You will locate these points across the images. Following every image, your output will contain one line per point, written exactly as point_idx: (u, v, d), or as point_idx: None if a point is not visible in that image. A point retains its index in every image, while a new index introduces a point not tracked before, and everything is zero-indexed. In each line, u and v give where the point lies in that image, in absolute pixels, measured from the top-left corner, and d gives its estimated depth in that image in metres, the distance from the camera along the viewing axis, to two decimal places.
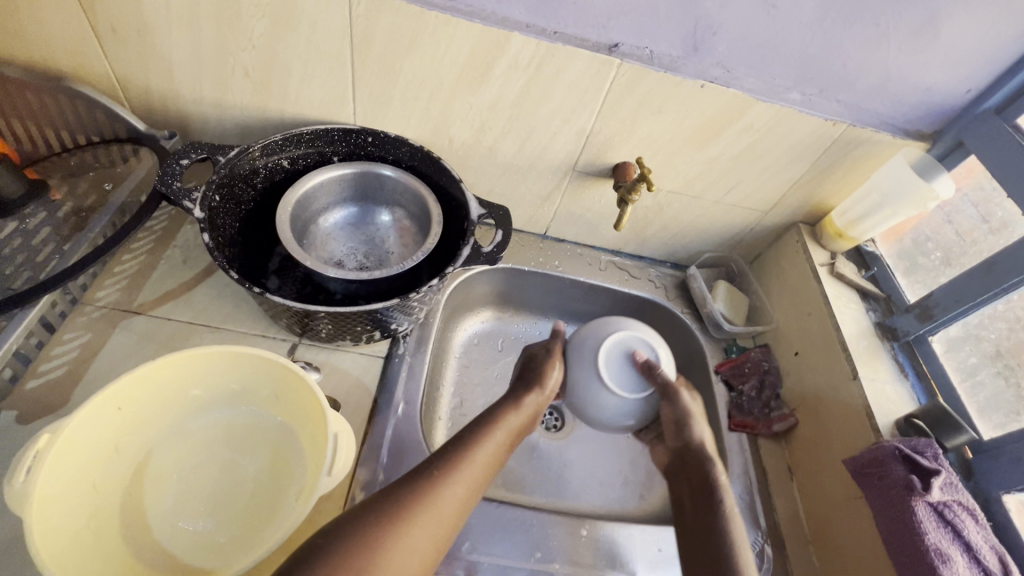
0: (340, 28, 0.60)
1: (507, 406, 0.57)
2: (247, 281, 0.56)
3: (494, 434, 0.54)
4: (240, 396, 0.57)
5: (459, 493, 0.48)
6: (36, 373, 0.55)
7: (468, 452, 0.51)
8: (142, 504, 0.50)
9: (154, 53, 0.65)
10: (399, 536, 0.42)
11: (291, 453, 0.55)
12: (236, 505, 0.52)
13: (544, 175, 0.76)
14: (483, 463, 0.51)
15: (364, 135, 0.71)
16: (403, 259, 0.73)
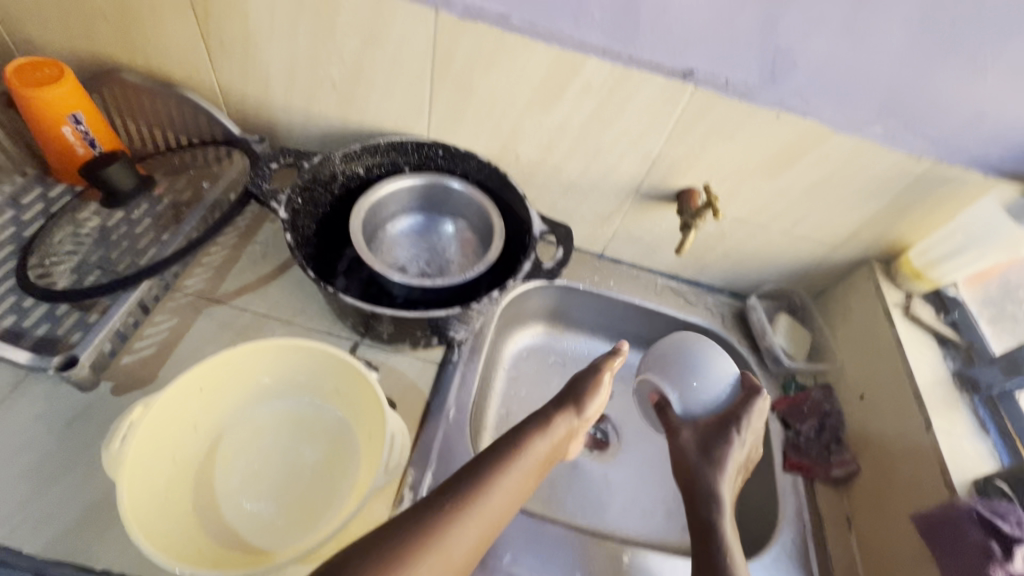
0: (424, 48, 0.64)
1: (535, 427, 0.57)
2: (322, 280, 0.59)
3: (527, 455, 0.53)
4: (305, 388, 0.60)
5: (490, 512, 0.47)
6: (131, 349, 0.61)
7: (495, 483, 0.49)
8: (212, 480, 0.54)
9: (255, 66, 0.71)
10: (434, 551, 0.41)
11: (348, 448, 0.57)
12: (294, 493, 0.55)
13: (607, 196, 0.77)
14: (515, 484, 0.50)
15: (436, 148, 0.74)
16: (462, 269, 0.75)
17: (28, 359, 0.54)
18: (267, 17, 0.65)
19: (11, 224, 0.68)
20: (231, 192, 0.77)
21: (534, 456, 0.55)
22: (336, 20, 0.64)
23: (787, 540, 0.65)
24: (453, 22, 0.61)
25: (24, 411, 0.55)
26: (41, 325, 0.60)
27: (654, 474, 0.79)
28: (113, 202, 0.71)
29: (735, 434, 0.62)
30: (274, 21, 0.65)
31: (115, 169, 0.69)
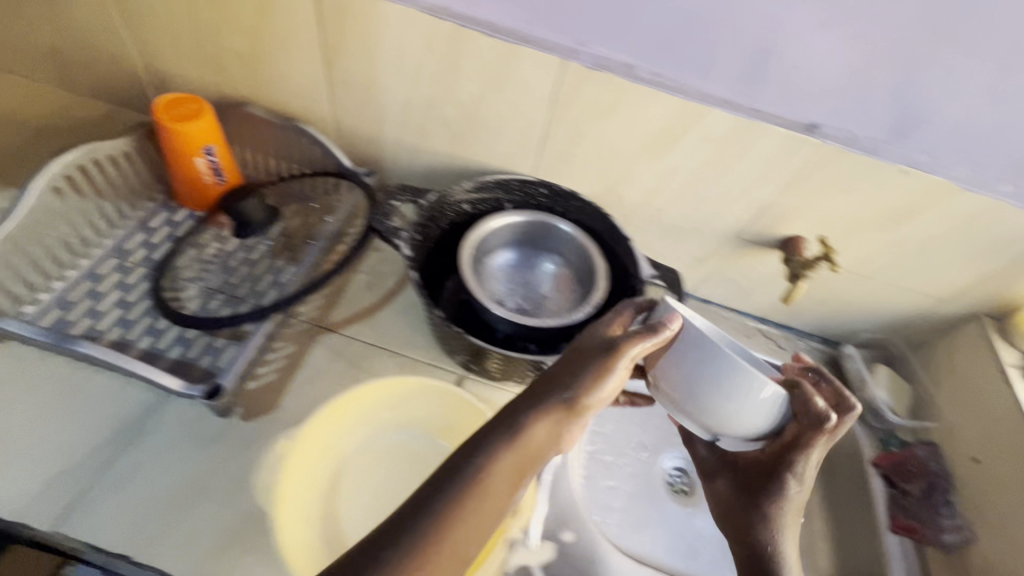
0: (545, 94, 0.66)
1: (502, 448, 0.42)
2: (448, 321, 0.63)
3: (506, 450, 0.43)
4: (422, 424, 0.62)
5: (464, 535, 0.39)
6: (256, 374, 0.63)
7: (491, 478, 0.41)
8: (335, 509, 0.56)
9: (373, 103, 0.74)
10: None
11: None
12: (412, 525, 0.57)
13: (706, 240, 0.77)
14: (503, 484, 0.42)
15: (540, 187, 0.76)
16: (558, 306, 0.77)
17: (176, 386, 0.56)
18: (395, 60, 0.68)
19: (141, 247, 0.72)
20: (346, 225, 0.79)
21: (532, 452, 0.43)
22: (461, 66, 0.66)
23: None
24: (579, 70, 0.62)
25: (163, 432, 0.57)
26: (175, 346, 0.64)
27: None
28: (242, 233, 0.75)
29: (791, 481, 0.52)
30: (400, 64, 0.68)
31: (251, 203, 0.74)
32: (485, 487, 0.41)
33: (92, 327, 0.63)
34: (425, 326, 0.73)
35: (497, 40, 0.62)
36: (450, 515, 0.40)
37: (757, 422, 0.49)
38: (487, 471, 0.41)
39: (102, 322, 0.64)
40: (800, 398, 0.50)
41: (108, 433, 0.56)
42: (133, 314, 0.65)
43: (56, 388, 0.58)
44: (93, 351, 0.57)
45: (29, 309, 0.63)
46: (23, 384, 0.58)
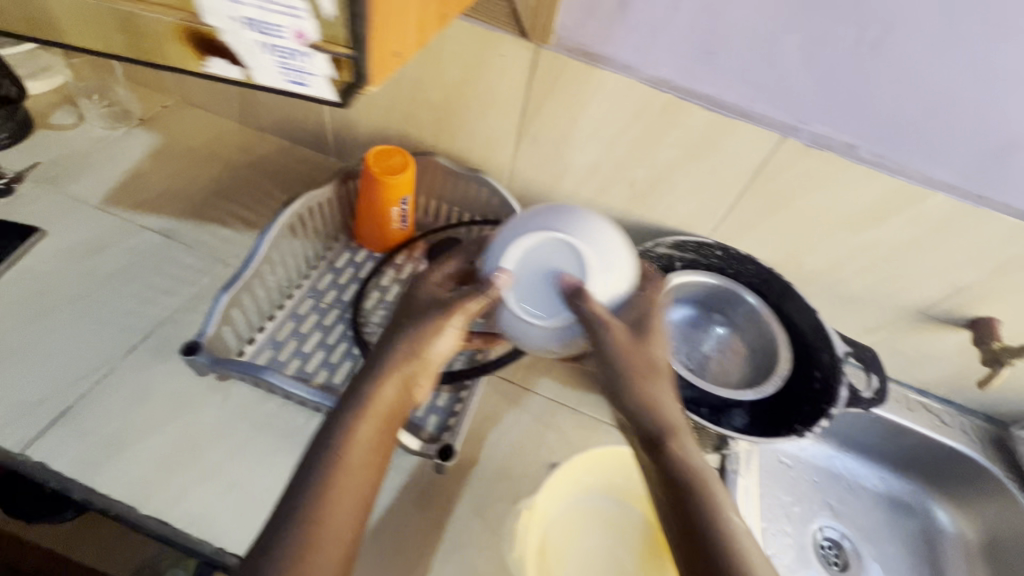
0: (752, 165, 0.66)
1: (338, 420, 0.48)
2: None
3: (361, 423, 0.48)
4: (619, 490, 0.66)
5: (342, 514, 0.44)
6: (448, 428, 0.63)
7: (358, 438, 0.47)
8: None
9: (558, 159, 0.76)
10: None
11: (661, 558, 0.63)
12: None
13: (884, 313, 0.76)
14: (365, 455, 0.47)
15: (715, 249, 0.75)
16: (726, 368, 0.76)
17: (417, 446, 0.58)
18: (596, 123, 0.69)
19: (331, 288, 0.74)
20: None
21: (364, 440, 0.47)
22: (668, 133, 0.66)
23: None
24: (798, 147, 0.62)
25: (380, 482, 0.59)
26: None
27: None
28: None
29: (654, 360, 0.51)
30: (600, 127, 0.69)
31: None
32: (334, 477, 0.45)
33: (301, 369, 0.66)
34: None
35: (715, 114, 0.62)
36: (316, 527, 0.43)
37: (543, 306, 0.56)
38: (331, 484, 0.45)
39: (310, 364, 0.67)
40: (669, 310, 0.56)
41: None
42: (334, 356, 0.68)
43: (280, 430, 0.61)
44: (339, 408, 0.58)
45: (247, 350, 0.66)
46: (253, 427, 0.60)
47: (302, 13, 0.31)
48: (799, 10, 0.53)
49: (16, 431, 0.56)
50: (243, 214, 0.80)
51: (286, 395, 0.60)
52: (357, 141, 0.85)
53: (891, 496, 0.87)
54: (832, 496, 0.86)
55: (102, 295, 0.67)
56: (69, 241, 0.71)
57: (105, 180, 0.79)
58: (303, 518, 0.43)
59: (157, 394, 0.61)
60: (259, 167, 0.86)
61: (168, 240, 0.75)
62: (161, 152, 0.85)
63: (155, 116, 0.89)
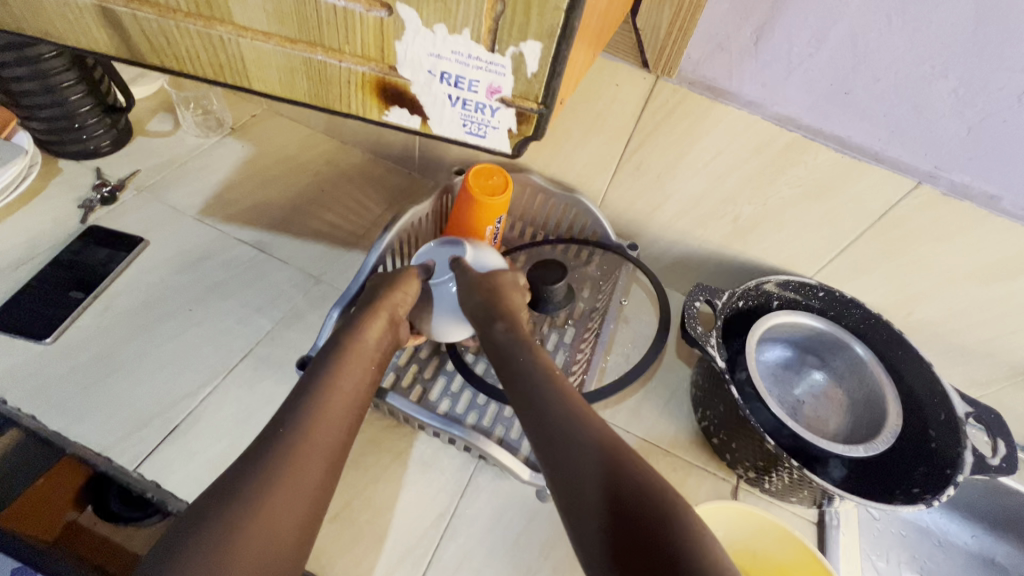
0: (874, 210, 0.63)
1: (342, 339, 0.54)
2: (778, 452, 0.58)
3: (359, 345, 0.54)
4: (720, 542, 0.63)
5: (330, 419, 0.49)
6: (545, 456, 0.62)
7: (354, 354, 0.53)
8: None
9: (657, 189, 0.73)
10: (294, 465, 0.45)
11: None
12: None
13: (999, 367, 0.71)
14: (357, 372, 0.52)
15: (818, 290, 0.71)
16: (821, 415, 0.72)
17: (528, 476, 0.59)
18: (705, 157, 0.67)
19: None
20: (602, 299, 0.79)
21: (368, 351, 0.55)
22: (785, 171, 0.64)
23: None
24: (933, 195, 0.58)
25: (477, 522, 0.58)
26: (471, 412, 0.64)
27: None
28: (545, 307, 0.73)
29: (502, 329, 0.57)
30: (710, 161, 0.67)
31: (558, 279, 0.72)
32: (337, 375, 0.51)
33: (396, 384, 0.66)
34: (690, 423, 0.71)
35: (843, 156, 0.59)
36: (315, 417, 0.48)
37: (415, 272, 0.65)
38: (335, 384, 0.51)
39: (405, 380, 0.66)
40: (501, 290, 0.61)
41: (430, 518, 0.58)
42: (428, 372, 0.67)
43: (376, 460, 0.61)
44: (455, 432, 0.59)
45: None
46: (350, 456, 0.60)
47: (503, 70, 0.31)
48: (955, 56, 0.50)
49: (132, 446, 0.57)
50: (332, 229, 0.80)
51: (397, 410, 0.61)
52: (445, 158, 0.85)
53: (987, 557, 0.82)
54: (921, 552, 0.81)
55: (202, 309, 0.68)
56: (170, 253, 0.72)
57: (200, 190, 0.80)
58: (306, 405, 0.49)
59: (257, 417, 0.61)
60: (346, 181, 0.86)
61: (262, 255, 0.75)
62: (252, 162, 0.86)
63: (246, 125, 0.90)
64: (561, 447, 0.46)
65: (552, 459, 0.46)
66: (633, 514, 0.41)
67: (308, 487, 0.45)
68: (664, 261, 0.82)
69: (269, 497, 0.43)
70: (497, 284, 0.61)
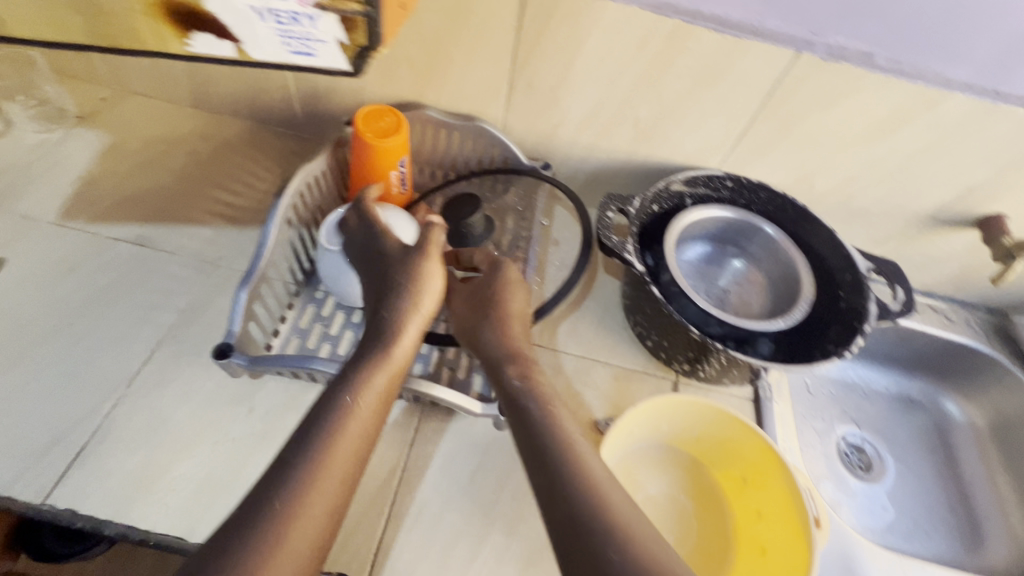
0: (763, 87, 0.63)
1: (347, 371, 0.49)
2: (705, 338, 0.61)
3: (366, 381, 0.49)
4: (660, 435, 0.66)
5: (337, 469, 0.44)
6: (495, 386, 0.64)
7: (363, 388, 0.48)
8: None
9: (555, 106, 0.71)
10: (295, 523, 0.41)
11: (705, 482, 0.67)
12: (688, 539, 0.63)
13: (894, 222, 0.76)
14: (367, 412, 0.48)
15: (726, 180, 0.73)
16: (745, 298, 0.76)
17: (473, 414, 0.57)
18: (594, 60, 0.64)
19: None
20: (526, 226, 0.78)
21: (388, 373, 0.51)
22: (673, 63, 0.62)
23: None
24: (813, 63, 0.59)
25: (430, 471, 0.58)
26: (415, 363, 0.64)
27: (939, 492, 0.83)
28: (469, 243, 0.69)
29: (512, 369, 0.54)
30: (600, 64, 0.65)
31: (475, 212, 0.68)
32: (351, 409, 0.47)
33: (332, 352, 0.64)
34: (626, 332, 0.73)
35: (725, 36, 0.58)
36: (328, 459, 0.44)
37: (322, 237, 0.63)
38: (367, 385, 0.49)
39: (342, 347, 0.64)
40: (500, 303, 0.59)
41: (379, 479, 0.56)
42: (365, 334, 0.65)
43: None
44: (397, 383, 0.57)
45: (274, 342, 0.63)
46: (281, 437, 0.57)
47: None
48: None
49: (34, 478, 0.52)
50: (221, 209, 0.73)
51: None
52: (332, 112, 0.78)
53: (904, 396, 0.90)
54: (848, 404, 0.89)
55: (87, 321, 0.61)
56: (34, 267, 0.64)
57: (57, 192, 0.71)
58: (317, 446, 0.44)
59: (175, 419, 0.57)
60: (227, 155, 0.78)
61: (146, 250, 0.68)
62: (111, 150, 0.76)
63: (95, 111, 0.79)
64: (575, 523, 0.41)
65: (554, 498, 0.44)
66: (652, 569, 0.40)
67: (318, 530, 0.42)
68: (579, 180, 0.81)
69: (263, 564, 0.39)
70: (500, 303, 0.59)
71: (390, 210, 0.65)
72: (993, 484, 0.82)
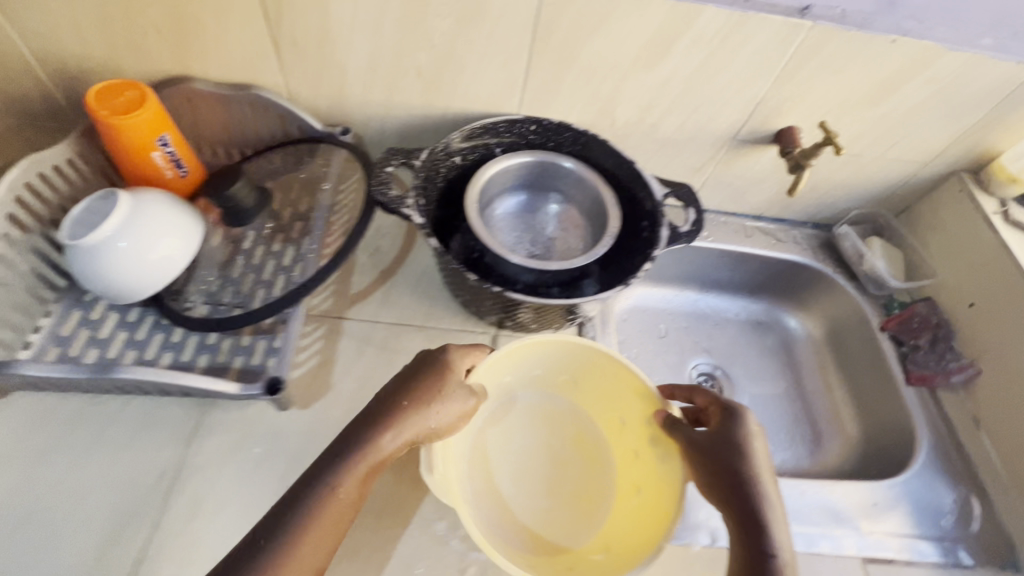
0: (526, 19, 0.60)
1: (377, 414, 0.49)
2: (485, 282, 0.59)
3: (389, 426, 0.48)
4: (538, 381, 0.68)
5: (349, 493, 0.46)
6: (294, 364, 0.61)
7: (388, 442, 0.47)
8: (492, 483, 0.64)
9: (331, 64, 0.66)
10: (303, 538, 0.43)
11: (588, 432, 0.68)
12: (565, 488, 0.65)
13: (702, 148, 0.76)
14: (388, 452, 0.48)
15: (529, 124, 0.72)
16: (570, 243, 0.75)
17: (236, 391, 0.54)
18: (350, 6, 0.60)
19: None
20: (330, 196, 0.74)
21: (418, 428, 0.49)
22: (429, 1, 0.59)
23: (929, 448, 0.69)
24: None
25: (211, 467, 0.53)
26: (200, 355, 0.59)
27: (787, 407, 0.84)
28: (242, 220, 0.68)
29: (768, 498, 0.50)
30: (357, 10, 0.60)
31: (239, 185, 0.66)
32: (369, 445, 0.47)
33: (100, 356, 0.58)
34: (444, 292, 0.70)
35: None
36: (339, 475, 0.46)
37: (66, 230, 0.57)
38: (389, 434, 0.48)
39: (112, 350, 0.58)
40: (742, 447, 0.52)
41: (149, 484, 0.52)
42: (141, 334, 0.60)
43: None
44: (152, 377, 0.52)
45: (24, 355, 0.56)
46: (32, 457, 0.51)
47: None
48: None
49: None
50: None
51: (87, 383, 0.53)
52: None
53: (751, 318, 0.92)
54: (698, 334, 0.90)
55: None
56: None
57: None
58: (337, 467, 0.46)
59: None
60: None
61: None
62: None
63: None
64: None
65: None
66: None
67: (324, 544, 0.44)
68: (390, 143, 0.77)
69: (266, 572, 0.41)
70: (738, 442, 0.52)
71: (147, 193, 0.59)
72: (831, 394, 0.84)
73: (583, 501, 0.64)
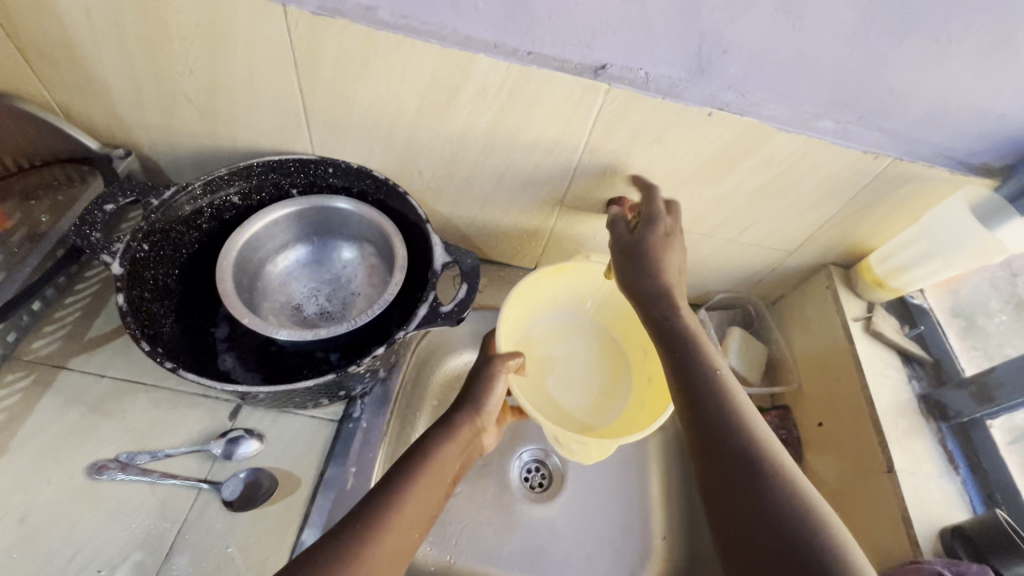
0: (282, 51, 0.52)
1: (458, 401, 0.56)
2: (159, 355, 0.49)
3: (466, 405, 0.55)
4: (530, 324, 0.71)
5: (446, 458, 0.51)
6: None
7: (473, 399, 0.56)
8: (562, 405, 0.68)
9: (90, 80, 0.58)
10: (410, 495, 0.46)
11: (587, 327, 0.74)
12: (599, 366, 0.71)
13: (529, 209, 0.67)
14: (463, 429, 0.54)
15: (324, 166, 0.63)
16: (369, 300, 0.65)
17: None
18: (83, 20, 0.52)
19: None
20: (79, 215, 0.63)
21: (497, 400, 0.57)
22: (166, 21, 0.51)
23: None
24: (307, 19, 0.49)
25: None
26: None
27: (617, 513, 0.71)
28: None
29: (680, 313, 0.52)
30: (94, 25, 0.52)
31: None
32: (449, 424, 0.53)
33: None
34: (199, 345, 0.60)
35: None
36: (437, 445, 0.51)
37: None
38: (460, 410, 0.55)
39: None
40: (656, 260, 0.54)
41: None
42: None
43: None
44: None
45: None
46: None
47: None
48: None
49: None
50: None
51: None
52: None
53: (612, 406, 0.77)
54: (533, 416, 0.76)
55: None
56: None
57: None
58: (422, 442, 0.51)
59: None
60: None
61: None
62: None
63: None
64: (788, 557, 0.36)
65: (750, 493, 0.39)
66: (779, 517, 0.37)
67: (435, 497, 0.49)
68: (189, 171, 0.70)
69: (380, 523, 0.44)
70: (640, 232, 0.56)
71: None
72: (675, 498, 0.72)
73: (615, 372, 0.71)
